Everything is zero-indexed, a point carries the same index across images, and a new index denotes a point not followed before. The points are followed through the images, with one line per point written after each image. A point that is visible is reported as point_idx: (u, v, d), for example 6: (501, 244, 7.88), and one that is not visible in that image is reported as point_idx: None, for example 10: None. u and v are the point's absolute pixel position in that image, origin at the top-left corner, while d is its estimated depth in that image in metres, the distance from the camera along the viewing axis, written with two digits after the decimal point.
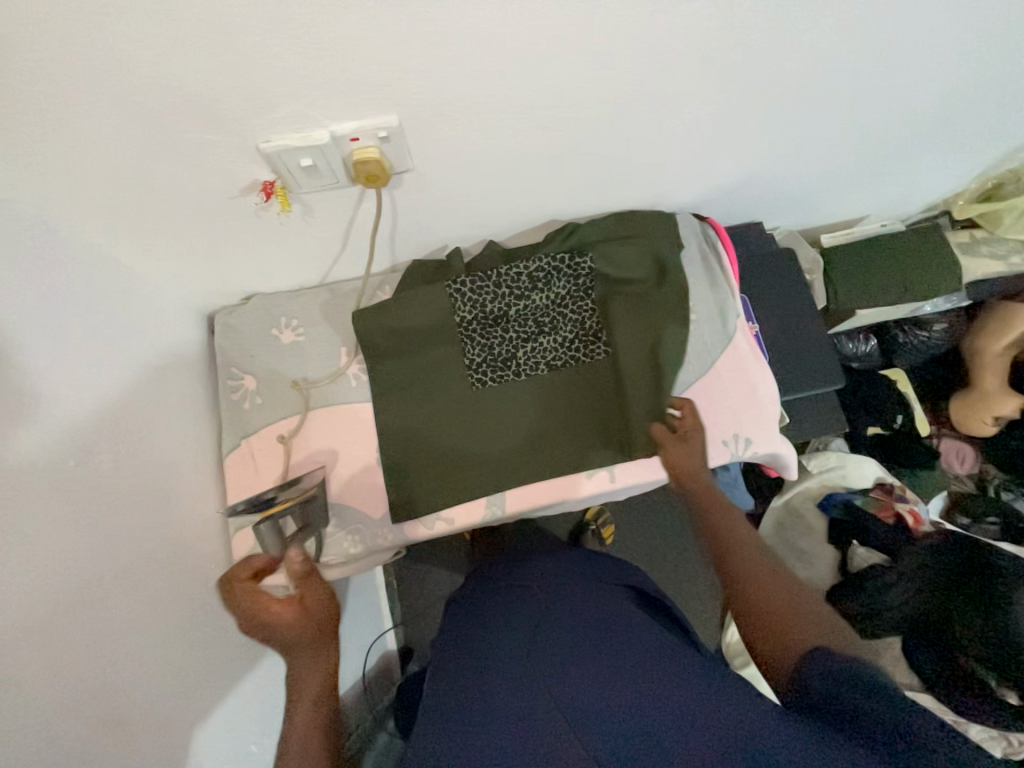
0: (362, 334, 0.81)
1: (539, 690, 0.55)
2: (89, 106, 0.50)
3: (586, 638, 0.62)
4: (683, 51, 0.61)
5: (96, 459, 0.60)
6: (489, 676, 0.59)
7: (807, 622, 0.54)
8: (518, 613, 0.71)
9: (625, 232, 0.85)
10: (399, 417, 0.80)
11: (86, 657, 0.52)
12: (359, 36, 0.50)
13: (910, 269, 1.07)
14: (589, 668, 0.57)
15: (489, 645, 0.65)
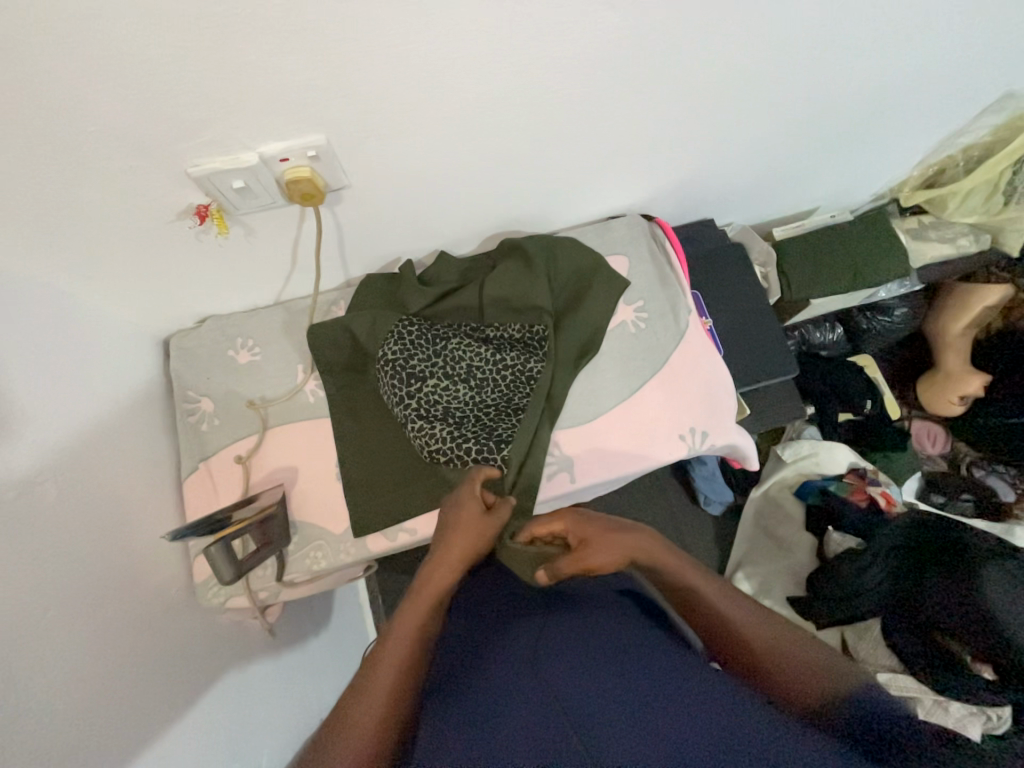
0: (314, 349, 0.81)
1: (536, 695, 0.49)
2: (11, 140, 0.51)
3: (579, 634, 0.56)
4: (604, 57, 0.63)
5: (42, 490, 0.59)
6: (485, 679, 0.54)
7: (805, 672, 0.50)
8: (514, 619, 0.64)
9: (562, 259, 0.85)
10: (350, 445, 0.80)
11: (36, 691, 0.50)
12: (275, 57, 0.51)
13: (859, 257, 1.10)
14: (587, 664, 0.51)
15: (483, 653, 0.59)
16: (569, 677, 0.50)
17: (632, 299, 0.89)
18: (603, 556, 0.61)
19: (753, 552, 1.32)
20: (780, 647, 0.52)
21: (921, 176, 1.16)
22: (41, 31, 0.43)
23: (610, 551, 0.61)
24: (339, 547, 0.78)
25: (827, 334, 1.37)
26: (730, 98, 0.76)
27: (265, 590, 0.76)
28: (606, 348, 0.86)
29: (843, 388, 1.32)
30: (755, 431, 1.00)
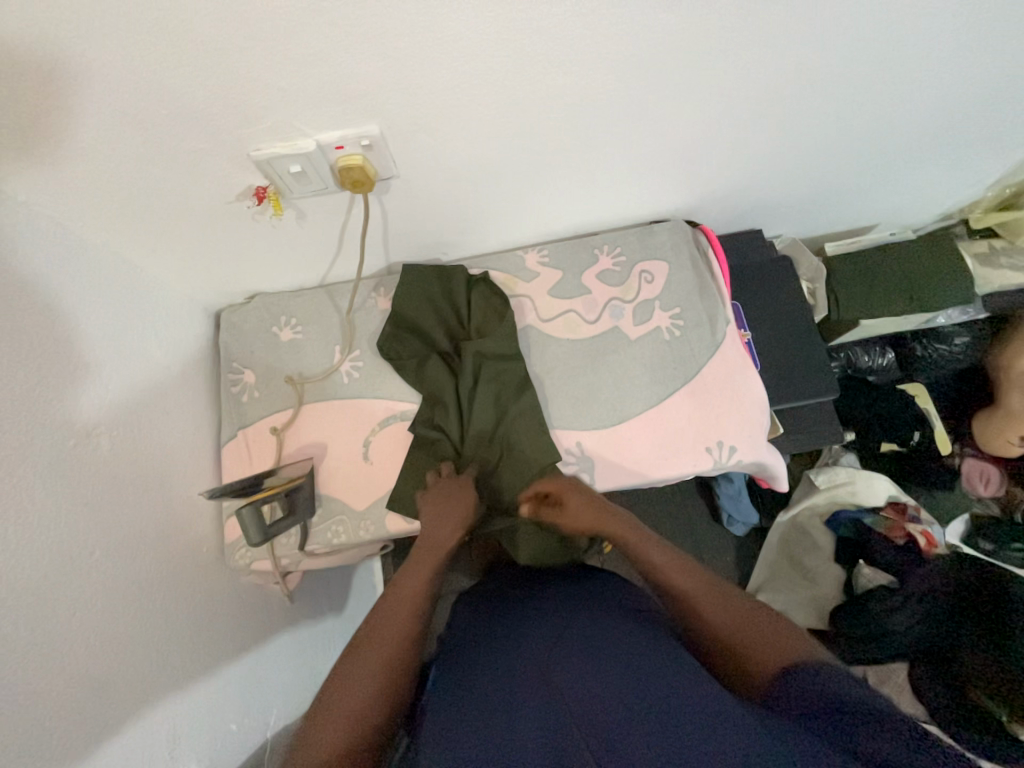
0: (384, 347, 0.86)
1: (549, 700, 0.49)
2: (90, 118, 0.54)
3: (596, 633, 0.56)
4: (661, 61, 0.62)
5: (97, 442, 0.64)
6: (506, 680, 0.54)
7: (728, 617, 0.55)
8: (534, 620, 0.63)
9: (499, 375, 0.82)
10: (413, 461, 0.82)
11: (77, 625, 0.55)
12: (337, 54, 0.53)
13: (918, 279, 1.04)
14: (598, 657, 0.52)
15: (498, 647, 0.60)
16: (580, 680, 0.49)
17: (669, 306, 0.87)
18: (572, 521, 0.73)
19: (774, 578, 1.27)
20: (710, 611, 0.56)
21: (996, 198, 1.09)
22: (129, 20, 0.47)
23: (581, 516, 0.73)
24: (358, 525, 0.81)
25: (877, 358, 1.30)
26: (792, 103, 0.73)
27: (286, 557, 0.80)
28: (635, 353, 0.85)
29: (889, 416, 1.25)
30: (788, 451, 0.97)
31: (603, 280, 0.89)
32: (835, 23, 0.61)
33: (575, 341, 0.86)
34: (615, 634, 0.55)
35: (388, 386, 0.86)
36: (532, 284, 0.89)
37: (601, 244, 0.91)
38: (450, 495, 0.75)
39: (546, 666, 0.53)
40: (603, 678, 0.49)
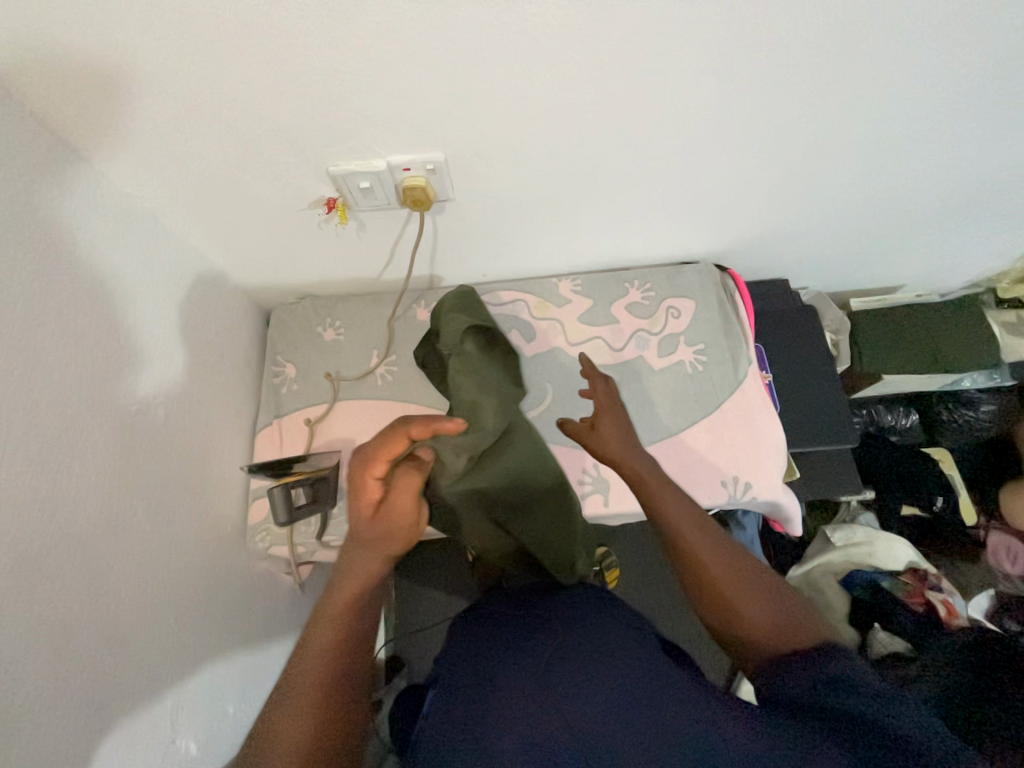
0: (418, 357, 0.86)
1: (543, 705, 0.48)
2: (196, 126, 0.63)
3: (597, 652, 0.54)
4: (701, 115, 0.68)
5: (155, 410, 0.70)
6: (497, 678, 0.54)
7: (746, 590, 0.57)
8: (526, 626, 0.61)
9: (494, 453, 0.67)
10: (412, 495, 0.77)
11: (115, 578, 0.59)
12: (415, 88, 0.60)
13: (942, 340, 1.06)
14: (600, 681, 0.50)
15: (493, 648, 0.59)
16: (581, 698, 0.48)
17: (693, 342, 0.91)
18: (603, 445, 0.69)
19: None
20: (737, 583, 0.58)
21: None
22: (245, 51, 0.55)
23: (609, 445, 0.69)
24: None
25: (900, 419, 1.30)
26: (819, 165, 0.78)
27: (303, 545, 0.83)
28: (658, 384, 0.88)
29: (910, 479, 1.24)
30: (803, 498, 0.96)
31: (632, 312, 0.93)
32: (868, 88, 0.66)
33: (599, 366, 0.90)
34: (615, 657, 0.53)
35: (418, 391, 0.91)
36: (564, 309, 0.94)
37: (632, 279, 0.96)
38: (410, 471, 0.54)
39: (542, 665, 0.53)
40: (617, 715, 0.47)
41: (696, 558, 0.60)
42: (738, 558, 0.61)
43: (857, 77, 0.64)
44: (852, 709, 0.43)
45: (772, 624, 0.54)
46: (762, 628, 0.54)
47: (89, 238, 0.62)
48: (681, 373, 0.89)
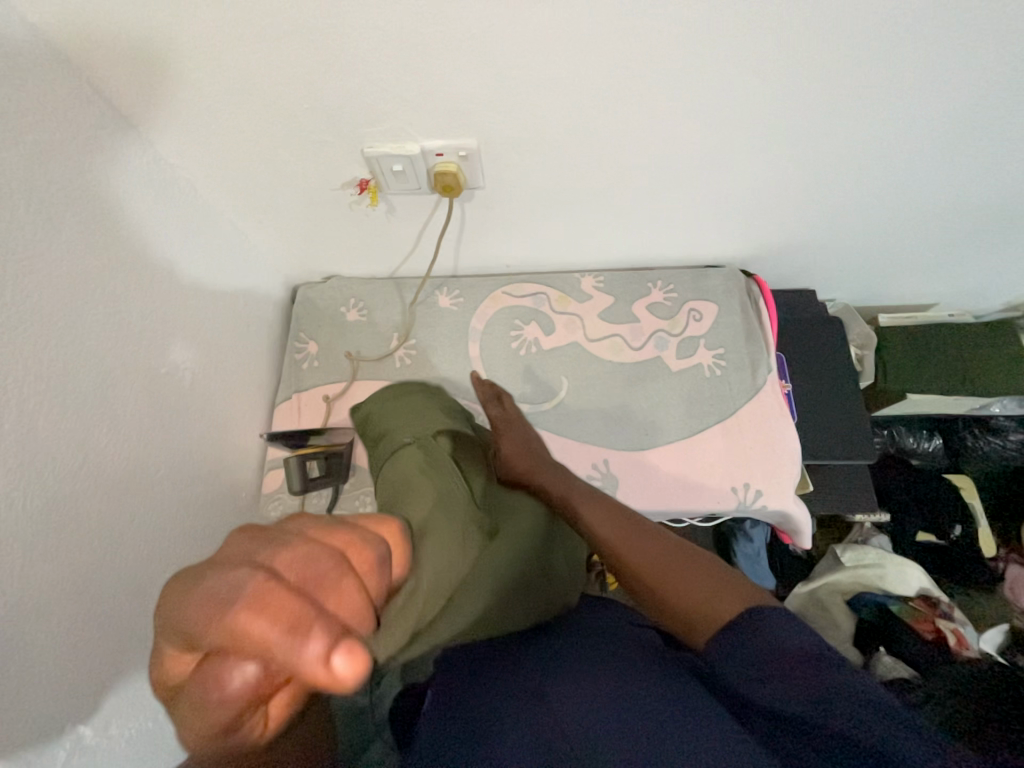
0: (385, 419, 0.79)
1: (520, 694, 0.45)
2: (240, 103, 0.65)
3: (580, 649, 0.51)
4: (739, 117, 0.67)
5: (182, 374, 0.72)
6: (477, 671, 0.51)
7: (682, 576, 0.55)
8: None
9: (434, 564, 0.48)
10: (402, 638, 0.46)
11: (134, 530, 0.61)
12: (453, 74, 0.61)
13: (973, 362, 1.03)
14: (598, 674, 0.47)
15: None
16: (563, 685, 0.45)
17: (713, 345, 0.90)
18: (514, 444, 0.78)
19: None
20: (670, 569, 0.56)
21: None
22: (291, 31, 0.56)
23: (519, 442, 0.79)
24: None
25: (922, 442, 1.27)
26: (856, 174, 0.77)
27: None
28: (674, 385, 0.88)
29: (928, 503, 1.22)
30: (815, 512, 0.95)
31: (653, 311, 0.93)
32: (915, 99, 0.65)
33: (617, 364, 0.90)
34: (611, 657, 0.50)
35: (434, 376, 0.92)
36: (585, 305, 0.94)
37: (656, 279, 0.95)
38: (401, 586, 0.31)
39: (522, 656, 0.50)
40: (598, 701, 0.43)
41: (620, 545, 0.62)
42: (670, 550, 0.59)
43: (902, 86, 0.63)
44: (808, 717, 0.39)
45: (712, 603, 0.51)
46: (701, 611, 0.51)
47: (131, 205, 0.65)
48: (698, 376, 0.88)
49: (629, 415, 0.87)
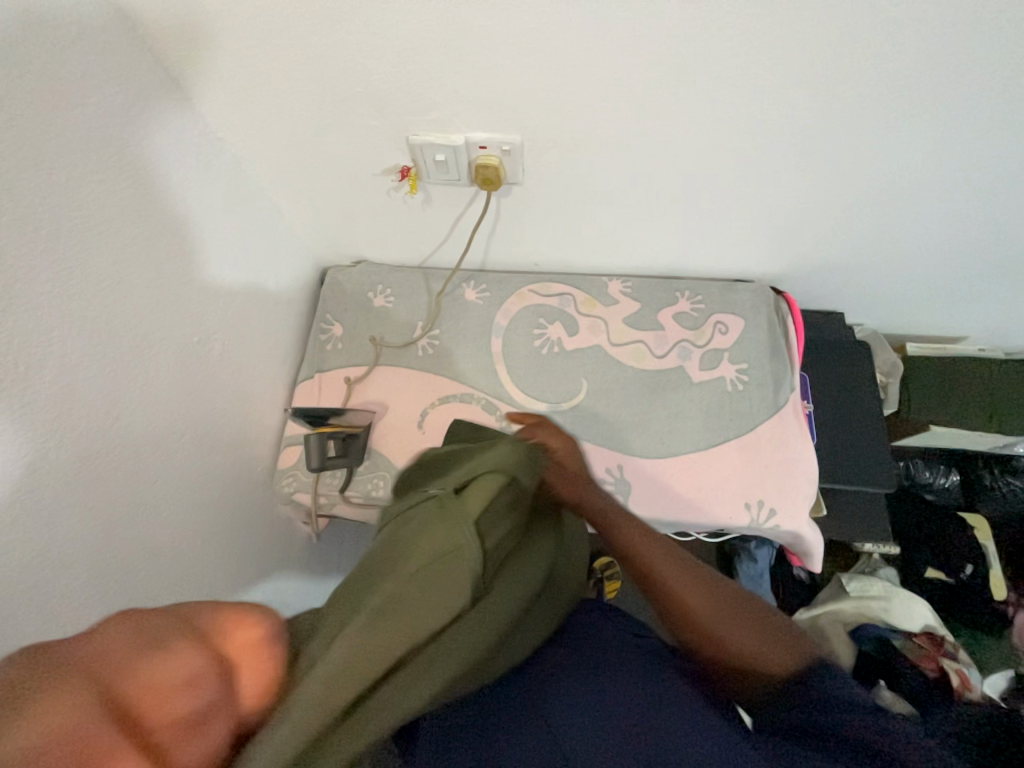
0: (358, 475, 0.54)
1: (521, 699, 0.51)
2: (291, 81, 0.66)
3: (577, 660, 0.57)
4: (789, 130, 0.66)
5: (212, 344, 0.73)
6: None
7: (731, 617, 0.53)
8: None
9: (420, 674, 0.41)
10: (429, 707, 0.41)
11: (154, 492, 0.62)
12: (505, 67, 0.61)
13: (1000, 399, 1.00)
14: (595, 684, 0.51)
15: None
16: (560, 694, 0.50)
17: (737, 360, 0.89)
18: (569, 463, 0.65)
19: None
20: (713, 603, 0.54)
21: None
22: (350, 14, 0.57)
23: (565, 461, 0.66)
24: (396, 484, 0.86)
25: (939, 477, 1.24)
26: (899, 198, 0.76)
27: (326, 496, 0.86)
28: (694, 397, 0.87)
29: (938, 539, 1.22)
30: (826, 536, 0.94)
31: (679, 321, 0.92)
32: (971, 122, 0.63)
33: (638, 371, 0.90)
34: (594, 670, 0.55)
35: (455, 367, 0.92)
36: (610, 309, 0.94)
37: (684, 289, 0.95)
38: (197, 680, 0.30)
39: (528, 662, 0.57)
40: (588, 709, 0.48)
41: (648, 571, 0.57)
42: (721, 589, 0.55)
43: (956, 113, 0.62)
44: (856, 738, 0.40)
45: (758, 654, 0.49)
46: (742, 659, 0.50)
47: (177, 173, 0.66)
48: (720, 389, 0.87)
49: (646, 423, 0.86)
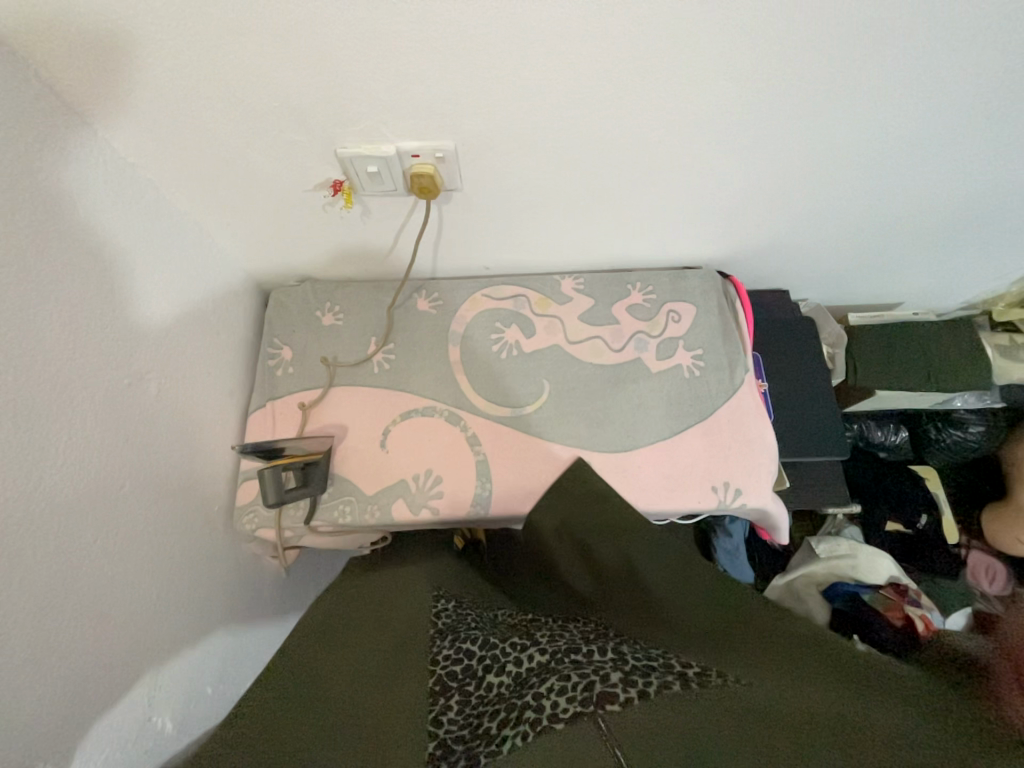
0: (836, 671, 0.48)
1: None
2: (201, 98, 0.62)
3: None
4: (718, 119, 0.68)
5: (145, 384, 0.68)
6: None
7: None
8: None
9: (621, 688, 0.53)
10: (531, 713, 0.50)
11: (96, 551, 0.58)
12: (428, 73, 0.59)
13: (935, 359, 1.07)
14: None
15: None
16: None
17: (692, 347, 0.91)
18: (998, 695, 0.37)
19: None
20: None
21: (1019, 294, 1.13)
22: (254, 26, 0.54)
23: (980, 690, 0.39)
24: (364, 508, 0.83)
25: (890, 435, 1.30)
26: (824, 178, 0.79)
27: (290, 529, 0.82)
28: (654, 387, 0.88)
29: (896, 494, 1.26)
30: (790, 508, 0.97)
31: (632, 313, 0.93)
32: (885, 100, 0.66)
33: (598, 366, 0.90)
34: None
35: (414, 379, 0.90)
36: (565, 307, 0.94)
37: (635, 281, 0.96)
38: None
39: None
40: None
41: None
42: None
43: (868, 94, 0.65)
44: None
45: None
46: None
47: (88, 206, 0.61)
48: (679, 377, 0.89)
49: (610, 418, 0.87)
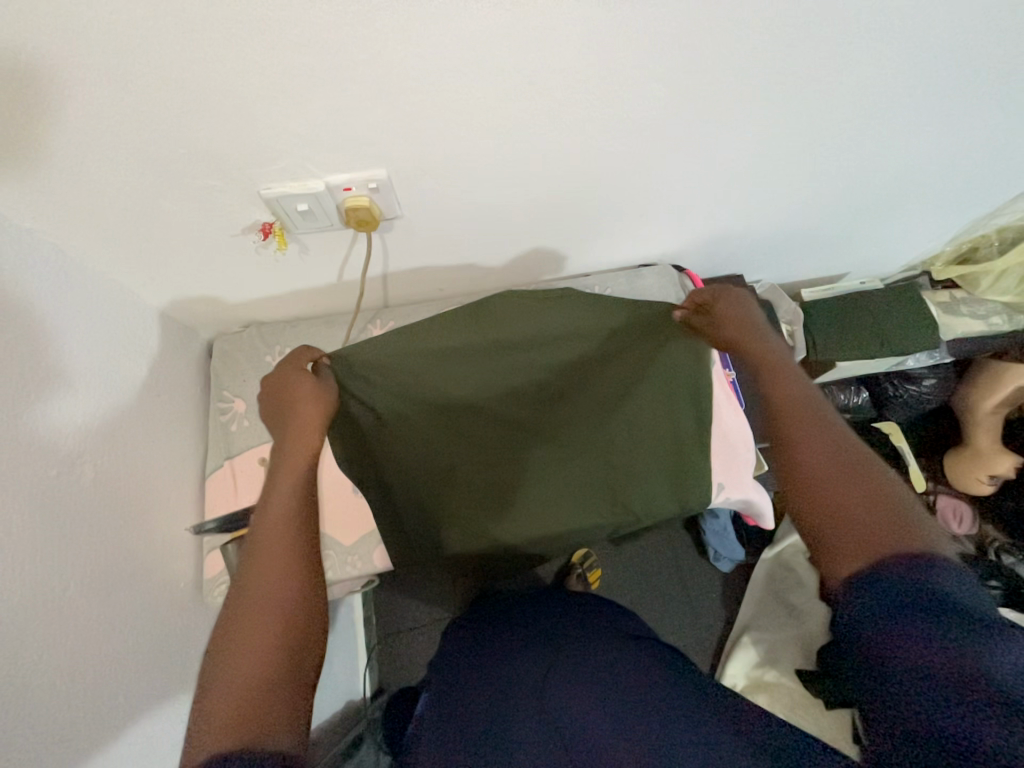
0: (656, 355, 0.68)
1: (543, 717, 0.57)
2: (98, 153, 0.56)
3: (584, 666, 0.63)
4: (652, 119, 0.67)
5: (80, 469, 0.62)
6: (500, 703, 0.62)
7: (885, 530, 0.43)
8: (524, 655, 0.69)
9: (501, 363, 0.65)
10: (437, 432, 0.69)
11: (45, 670, 0.52)
12: (347, 103, 0.56)
13: (887, 324, 1.10)
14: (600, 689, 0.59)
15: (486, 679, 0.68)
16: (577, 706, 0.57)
17: None
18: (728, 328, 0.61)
19: (760, 616, 1.21)
20: None
21: (953, 251, 1.18)
22: (137, 64, 0.48)
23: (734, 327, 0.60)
24: (344, 559, 0.80)
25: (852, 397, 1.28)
26: (760, 165, 0.80)
27: None
28: None
29: None
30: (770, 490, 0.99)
31: None
32: (812, 81, 0.66)
33: None
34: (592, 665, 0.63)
35: None
36: None
37: (592, 286, 0.95)
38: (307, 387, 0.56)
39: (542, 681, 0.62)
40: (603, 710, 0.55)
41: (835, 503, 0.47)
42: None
43: (795, 79, 0.65)
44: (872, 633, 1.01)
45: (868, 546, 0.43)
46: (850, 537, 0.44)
47: None
48: None
49: None
